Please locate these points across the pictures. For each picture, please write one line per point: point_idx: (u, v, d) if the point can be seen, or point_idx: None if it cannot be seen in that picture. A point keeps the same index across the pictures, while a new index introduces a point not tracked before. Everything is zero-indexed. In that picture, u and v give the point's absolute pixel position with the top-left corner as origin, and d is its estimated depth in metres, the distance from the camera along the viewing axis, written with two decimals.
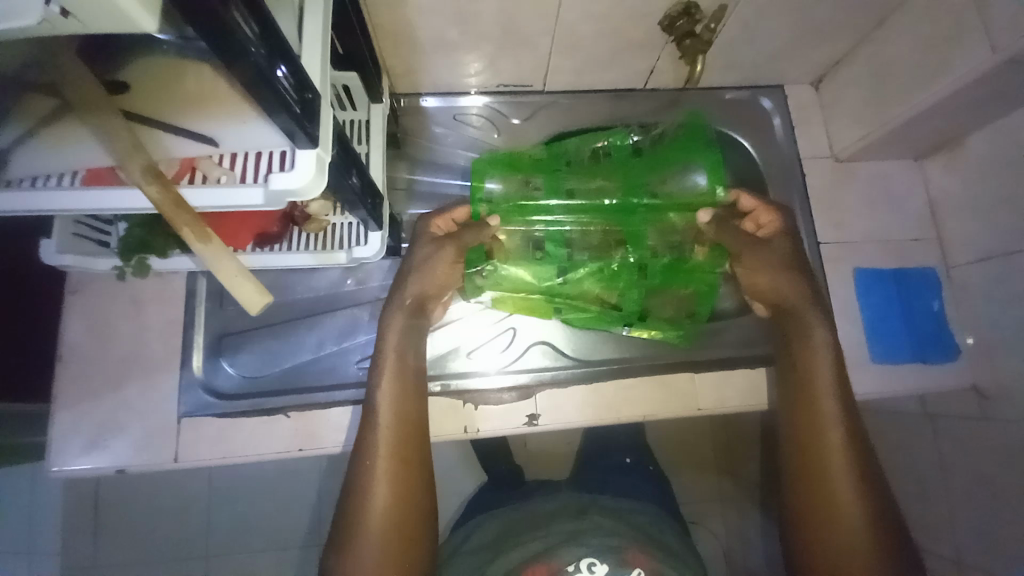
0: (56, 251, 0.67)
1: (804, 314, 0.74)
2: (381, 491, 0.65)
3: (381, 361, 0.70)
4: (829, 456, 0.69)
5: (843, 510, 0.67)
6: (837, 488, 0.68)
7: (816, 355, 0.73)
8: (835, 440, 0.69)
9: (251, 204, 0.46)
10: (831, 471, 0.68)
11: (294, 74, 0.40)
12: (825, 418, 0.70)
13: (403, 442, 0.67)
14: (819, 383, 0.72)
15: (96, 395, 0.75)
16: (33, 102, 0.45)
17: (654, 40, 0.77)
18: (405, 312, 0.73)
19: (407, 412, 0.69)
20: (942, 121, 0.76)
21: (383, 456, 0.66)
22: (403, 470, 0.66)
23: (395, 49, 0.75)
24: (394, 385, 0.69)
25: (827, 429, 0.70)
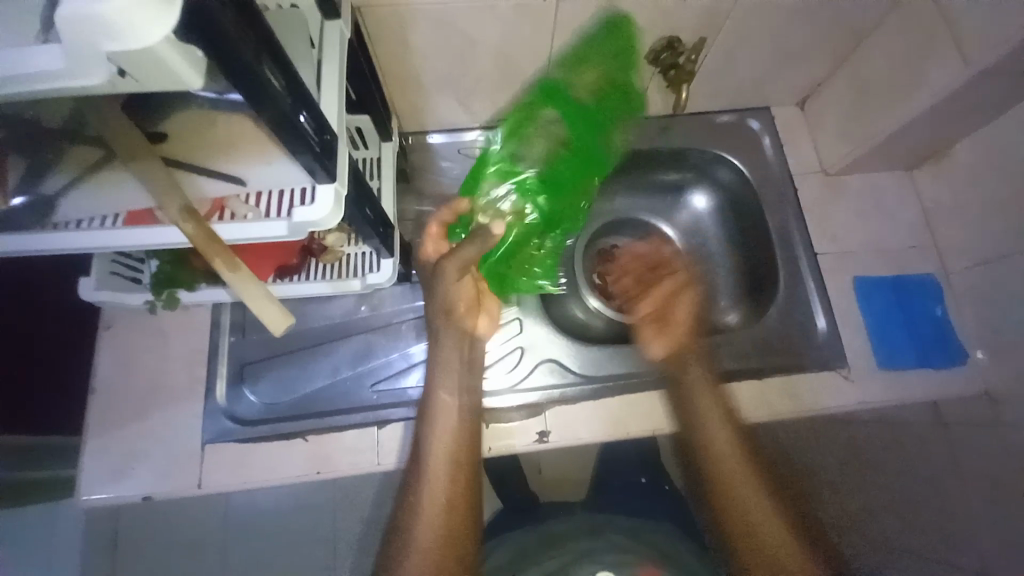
0: (93, 288, 0.72)
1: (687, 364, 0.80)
2: (426, 532, 0.66)
3: (434, 402, 0.73)
4: (735, 484, 0.72)
5: (785, 558, 0.66)
6: (752, 516, 0.69)
7: (712, 405, 0.76)
8: (754, 489, 0.71)
9: (276, 235, 0.50)
10: (763, 519, 0.69)
11: (314, 118, 0.45)
12: (740, 465, 0.73)
13: (455, 481, 0.69)
14: (721, 434, 0.75)
15: (126, 424, 0.78)
16: (79, 152, 0.50)
17: (642, 71, 0.83)
18: (454, 345, 0.75)
19: (458, 454, 0.71)
20: (924, 133, 0.79)
21: (435, 495, 0.68)
22: (450, 513, 0.68)
23: (403, 91, 0.82)
24: (448, 429, 0.71)
25: (745, 478, 0.72)
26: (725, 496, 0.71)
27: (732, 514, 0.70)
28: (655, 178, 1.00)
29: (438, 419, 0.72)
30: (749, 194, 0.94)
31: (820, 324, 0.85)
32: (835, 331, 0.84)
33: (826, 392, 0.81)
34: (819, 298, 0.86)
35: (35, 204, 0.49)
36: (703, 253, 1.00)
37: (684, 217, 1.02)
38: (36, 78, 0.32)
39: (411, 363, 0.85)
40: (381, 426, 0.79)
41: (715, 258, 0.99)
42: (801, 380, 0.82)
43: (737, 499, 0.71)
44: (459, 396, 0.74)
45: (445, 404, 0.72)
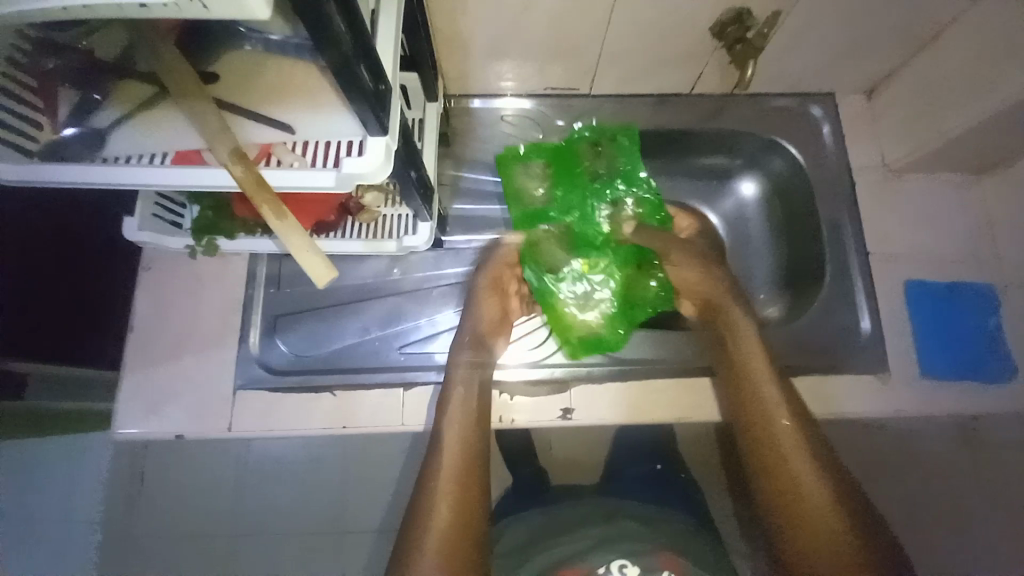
0: (135, 229, 0.72)
1: (730, 310, 0.83)
2: (439, 518, 0.66)
3: (448, 394, 0.75)
4: (777, 432, 0.72)
5: (807, 489, 0.68)
6: (793, 461, 0.70)
7: (752, 341, 0.79)
8: (785, 422, 0.73)
9: (324, 186, 0.49)
10: (794, 455, 0.71)
11: (372, 67, 0.43)
12: (775, 400, 0.74)
13: (466, 467, 0.70)
14: (757, 368, 0.76)
15: (161, 365, 0.80)
16: (131, 88, 0.50)
17: (702, 47, 0.78)
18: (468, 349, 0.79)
19: (470, 440, 0.72)
20: (1002, 133, 0.74)
21: (447, 480, 0.69)
22: (463, 500, 0.68)
23: (450, 51, 0.79)
24: (459, 418, 0.73)
25: (780, 412, 0.73)
26: (764, 439, 0.73)
27: (762, 445, 0.73)
28: (698, 161, 0.97)
29: (450, 410, 0.73)
30: (803, 185, 0.89)
31: (864, 326, 0.82)
32: (877, 336, 0.81)
33: (860, 395, 0.79)
34: (866, 300, 0.82)
35: (85, 136, 0.50)
36: (746, 243, 0.98)
37: (727, 205, 0.99)
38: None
39: (438, 329, 0.85)
40: (407, 389, 0.80)
41: (760, 251, 0.96)
42: (837, 382, 0.79)
43: (767, 434, 0.73)
44: (470, 388, 0.76)
45: (458, 396, 0.74)
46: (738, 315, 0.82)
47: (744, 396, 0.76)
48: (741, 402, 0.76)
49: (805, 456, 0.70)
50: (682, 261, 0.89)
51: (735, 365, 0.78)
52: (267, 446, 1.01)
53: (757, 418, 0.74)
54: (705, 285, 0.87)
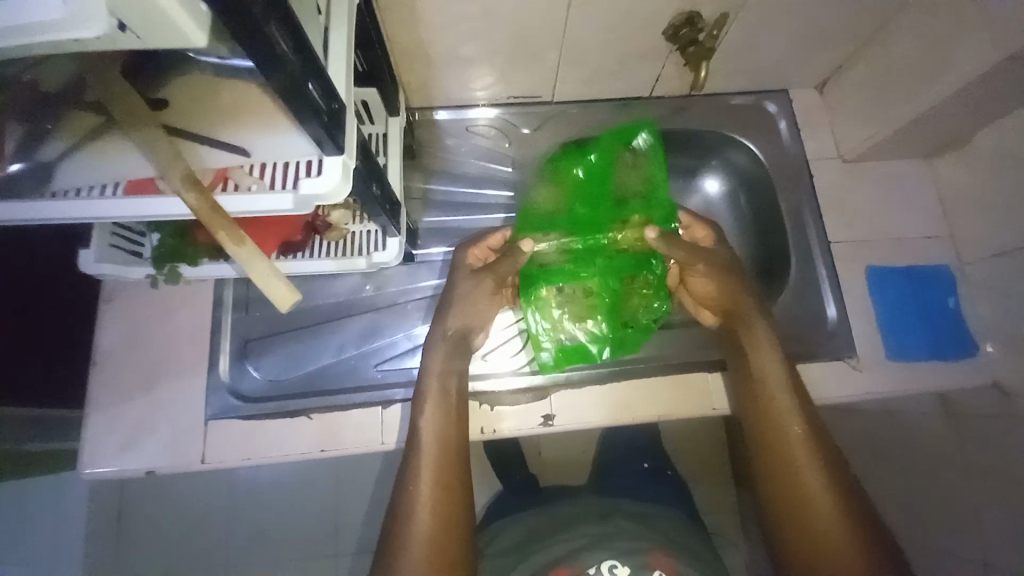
0: (94, 261, 0.70)
1: (749, 316, 0.75)
2: (421, 516, 0.65)
3: (423, 388, 0.72)
4: (795, 451, 0.68)
5: (816, 502, 0.65)
6: (806, 478, 0.67)
7: (769, 350, 0.73)
8: (800, 434, 0.69)
9: (282, 209, 0.49)
10: (805, 467, 0.67)
11: (322, 86, 0.43)
12: (790, 412, 0.70)
13: (447, 466, 0.68)
14: (773, 379, 0.72)
15: (128, 400, 0.77)
16: (79, 118, 0.48)
17: (658, 49, 0.80)
18: (447, 342, 0.76)
19: (448, 437, 0.70)
20: (945, 120, 0.77)
21: (427, 481, 0.67)
22: (444, 496, 0.66)
23: (411, 64, 0.79)
24: (436, 412, 0.71)
25: (795, 424, 0.69)
26: (775, 458, 0.69)
27: (776, 465, 0.69)
28: (667, 160, 0.98)
29: (425, 404, 0.71)
30: (764, 179, 0.92)
31: (830, 312, 0.84)
32: (843, 321, 0.83)
33: (832, 379, 0.81)
34: (830, 287, 0.85)
35: (33, 170, 0.48)
36: None
37: (695, 202, 1.00)
38: (23, 31, 0.30)
39: (415, 343, 0.84)
40: (385, 407, 0.78)
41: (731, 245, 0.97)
42: (811, 369, 0.81)
43: (780, 446, 0.69)
44: (447, 383, 0.73)
45: (433, 389, 0.72)
46: (756, 322, 0.75)
47: (759, 407, 0.72)
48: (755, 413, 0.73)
49: (818, 469, 0.67)
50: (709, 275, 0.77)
51: (750, 375, 0.74)
52: (254, 473, 1.01)
53: (770, 429, 0.71)
54: (721, 294, 0.77)
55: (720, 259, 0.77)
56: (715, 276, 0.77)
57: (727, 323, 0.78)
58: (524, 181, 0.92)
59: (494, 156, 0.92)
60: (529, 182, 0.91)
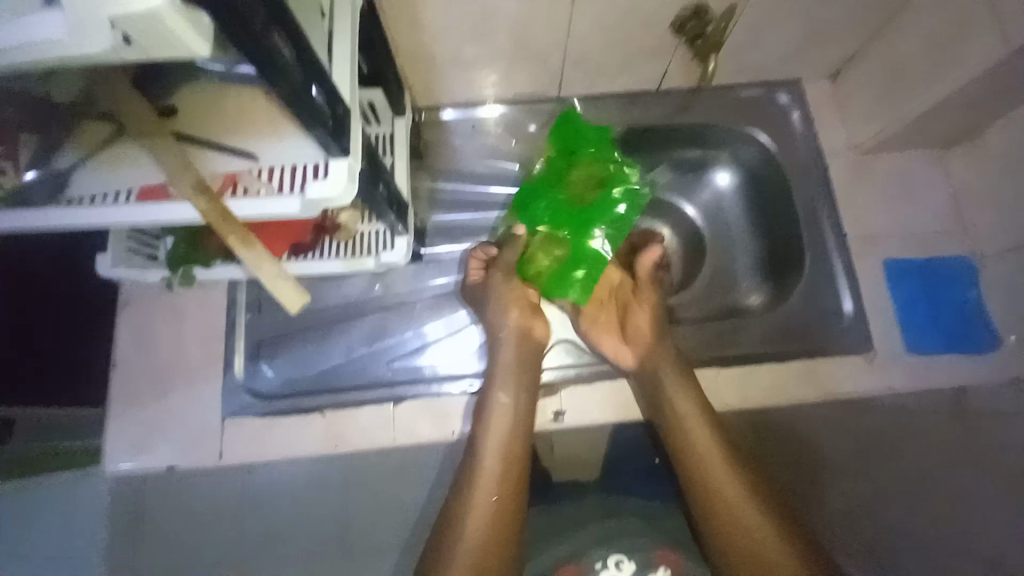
0: (110, 265, 0.72)
1: (660, 359, 0.79)
2: (474, 525, 0.69)
3: (489, 405, 0.75)
4: (715, 480, 0.71)
5: (750, 531, 0.68)
6: (733, 504, 0.69)
7: (681, 391, 0.76)
8: (723, 468, 0.71)
9: (288, 212, 0.49)
10: (735, 501, 0.70)
11: (325, 91, 0.44)
12: (712, 447, 0.73)
13: (503, 484, 0.72)
14: (689, 419, 0.74)
15: (146, 402, 0.80)
16: (93, 130, 0.50)
17: (665, 43, 0.78)
18: (512, 343, 0.79)
19: (511, 455, 0.73)
20: (964, 111, 0.75)
21: (484, 497, 0.71)
22: (499, 511, 0.71)
23: (415, 66, 0.79)
24: (502, 432, 0.73)
25: (717, 459, 0.72)
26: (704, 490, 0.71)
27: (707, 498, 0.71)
28: (675, 154, 0.96)
29: (491, 420, 0.74)
30: (776, 172, 0.90)
31: (845, 307, 0.83)
32: (856, 319, 0.82)
33: (846, 376, 0.79)
34: (846, 282, 0.83)
35: (48, 179, 0.49)
36: (726, 234, 0.98)
37: (706, 195, 0.99)
38: (41, 47, 0.31)
39: (425, 342, 0.85)
40: (397, 404, 0.79)
41: (737, 237, 0.97)
42: (824, 367, 0.80)
43: (707, 483, 0.71)
44: (514, 398, 0.75)
45: (497, 407, 0.74)
46: (665, 363, 0.78)
47: (681, 447, 0.74)
48: (678, 453, 0.74)
49: (748, 501, 0.69)
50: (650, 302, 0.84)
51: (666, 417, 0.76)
52: None
53: (696, 465, 0.73)
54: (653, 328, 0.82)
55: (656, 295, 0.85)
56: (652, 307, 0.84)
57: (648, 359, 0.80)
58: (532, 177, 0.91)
59: (502, 153, 0.91)
60: None
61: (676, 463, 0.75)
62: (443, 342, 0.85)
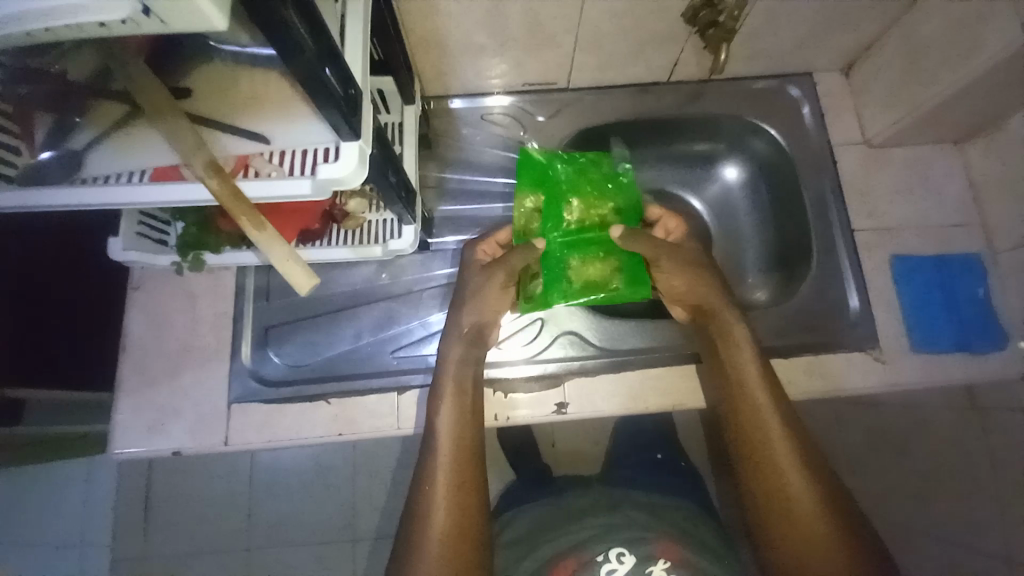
0: (122, 248, 0.73)
1: (723, 315, 0.74)
2: (437, 514, 0.64)
3: (440, 389, 0.72)
4: (772, 444, 0.66)
5: (796, 499, 0.63)
6: (784, 472, 0.65)
7: (745, 347, 0.72)
8: (779, 432, 0.67)
9: (300, 195, 0.49)
10: (783, 467, 0.65)
11: (339, 72, 0.44)
12: (771, 409, 0.68)
13: (464, 468, 0.67)
14: (752, 379, 0.70)
15: (155, 383, 0.80)
16: (104, 109, 0.50)
17: (676, 32, 0.78)
18: (464, 341, 0.75)
19: (463, 437, 0.69)
20: (977, 102, 0.74)
21: (442, 481, 0.66)
22: (460, 498, 0.66)
23: (426, 54, 0.80)
24: (451, 411, 0.70)
25: (774, 422, 0.67)
26: (751, 454, 0.67)
27: (754, 464, 0.67)
28: (684, 147, 0.97)
29: (441, 403, 0.71)
30: (785, 164, 0.90)
31: (853, 303, 0.82)
32: (866, 312, 0.81)
33: (852, 370, 0.79)
34: (854, 276, 0.83)
35: (62, 158, 0.49)
36: (732, 228, 0.98)
37: (713, 190, 0.99)
38: (41, 15, 0.31)
39: (431, 331, 0.85)
40: (401, 392, 0.80)
41: (744, 233, 0.97)
42: (830, 360, 0.80)
43: (761, 444, 0.67)
44: (463, 383, 0.72)
45: (449, 392, 0.71)
46: (731, 318, 0.74)
47: (737, 404, 0.70)
48: (733, 409, 0.70)
49: (801, 469, 0.65)
50: (672, 270, 0.76)
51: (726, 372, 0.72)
52: (274, 457, 1.04)
53: (752, 427, 0.68)
54: (693, 291, 0.76)
55: (685, 255, 0.78)
56: (685, 275, 0.76)
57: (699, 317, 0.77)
58: None
59: (509, 144, 0.91)
60: None
61: (730, 421, 0.71)
62: None
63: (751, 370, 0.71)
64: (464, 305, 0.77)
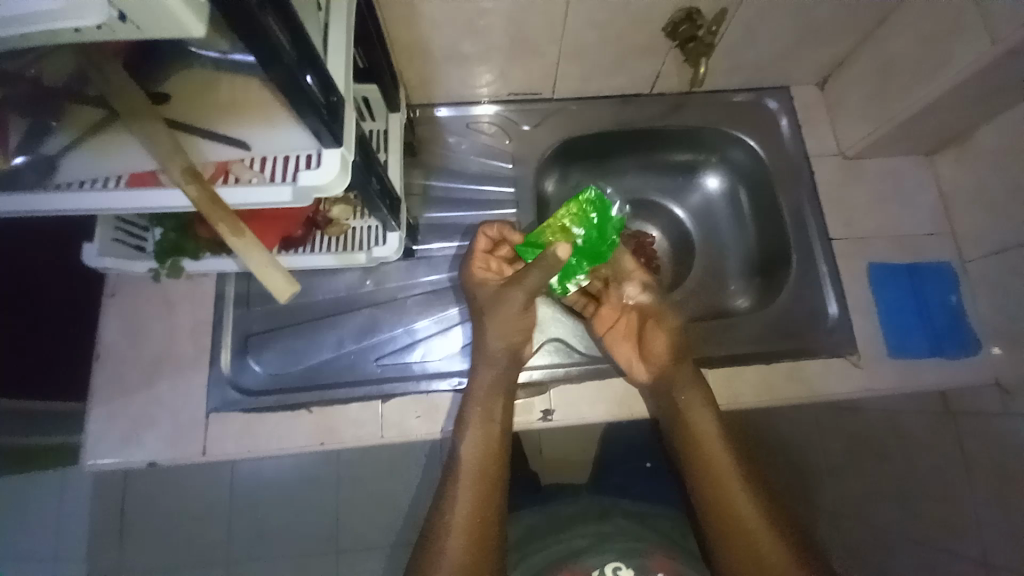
0: (96, 255, 0.71)
1: (679, 368, 0.75)
2: (452, 546, 0.63)
3: (467, 413, 0.72)
4: (726, 481, 0.68)
5: (759, 539, 0.64)
6: (742, 510, 0.66)
7: (699, 403, 0.73)
8: (737, 474, 0.68)
9: (280, 201, 0.49)
10: (743, 507, 0.66)
11: (320, 78, 0.44)
12: (728, 463, 0.69)
13: (485, 499, 0.67)
14: (706, 423, 0.72)
15: (130, 393, 0.78)
16: (80, 113, 0.49)
17: (658, 44, 0.80)
18: (496, 365, 0.74)
19: (489, 466, 0.69)
20: (944, 115, 0.77)
21: (464, 512, 0.65)
22: (479, 528, 0.65)
23: (411, 62, 0.80)
24: (479, 439, 0.70)
25: (732, 470, 0.69)
26: (715, 491, 0.68)
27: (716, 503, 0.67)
28: (665, 157, 0.99)
29: (469, 427, 0.71)
30: (764, 174, 0.92)
31: (831, 310, 0.84)
32: (844, 319, 0.83)
33: (830, 375, 0.81)
34: (831, 284, 0.85)
35: (36, 163, 0.48)
36: (715, 238, 0.99)
37: (696, 198, 1.01)
38: (9, 22, 0.31)
39: (415, 339, 0.84)
40: (385, 400, 0.79)
41: (725, 240, 0.99)
42: (809, 367, 0.81)
43: (723, 495, 0.67)
44: (491, 407, 0.72)
45: (474, 418, 0.71)
46: (682, 373, 0.75)
47: (693, 447, 0.71)
48: (687, 447, 0.72)
49: (764, 519, 0.66)
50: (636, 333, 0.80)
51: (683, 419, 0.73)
52: (255, 467, 1.02)
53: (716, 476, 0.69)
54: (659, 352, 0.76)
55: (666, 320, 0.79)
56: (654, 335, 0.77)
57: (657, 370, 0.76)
58: (524, 177, 0.91)
59: (494, 152, 0.92)
60: (530, 178, 0.91)
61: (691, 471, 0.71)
62: (433, 339, 0.84)
63: (705, 415, 0.72)
64: (488, 327, 0.74)
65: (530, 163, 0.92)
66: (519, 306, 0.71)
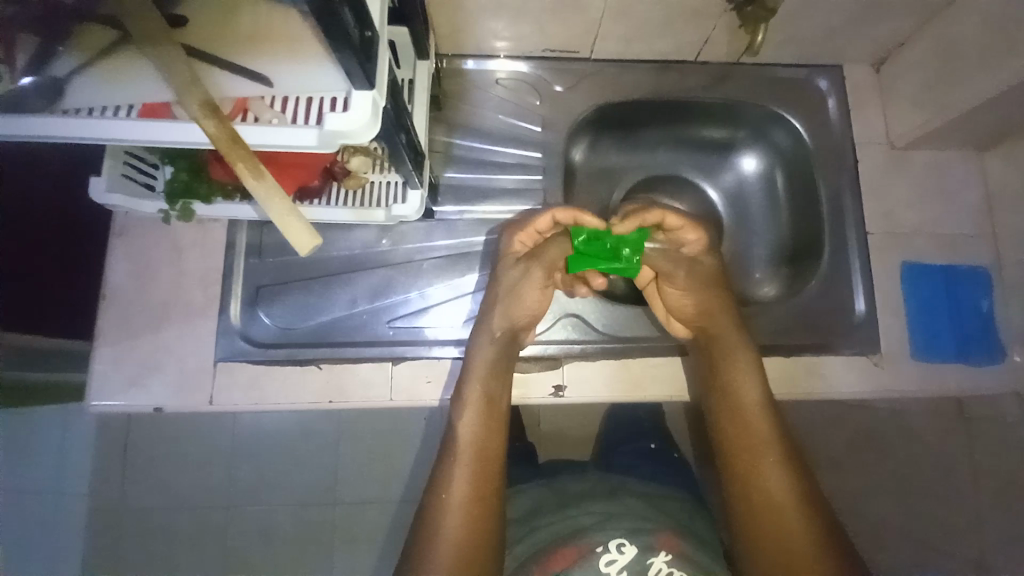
0: (104, 191, 0.68)
1: (727, 337, 0.72)
2: (451, 524, 0.62)
3: (466, 391, 0.69)
4: (762, 458, 0.66)
5: (789, 522, 0.62)
6: (774, 490, 0.64)
7: (748, 381, 0.70)
8: (774, 453, 0.66)
9: (305, 146, 0.45)
10: (776, 489, 0.64)
11: (356, 11, 0.39)
12: (770, 443, 0.67)
13: (482, 479, 0.65)
14: (750, 399, 0.69)
15: (137, 336, 0.76)
16: (90, 34, 0.45)
17: (710, 7, 0.74)
18: (496, 344, 0.71)
19: (486, 447, 0.67)
20: (1008, 109, 0.72)
21: (462, 492, 0.64)
22: (477, 507, 0.63)
23: (443, 6, 0.74)
24: (476, 418, 0.68)
25: (770, 449, 0.66)
26: (747, 472, 0.66)
27: (746, 482, 0.66)
28: (701, 132, 0.94)
29: (466, 406, 0.68)
30: (805, 158, 0.88)
31: (859, 306, 0.81)
32: (872, 316, 0.80)
33: (850, 373, 0.79)
34: (862, 280, 0.82)
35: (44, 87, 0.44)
36: (745, 222, 0.95)
37: (728, 179, 0.96)
38: None
39: (428, 303, 0.82)
40: (396, 363, 0.78)
41: (755, 226, 0.95)
42: (829, 362, 0.79)
43: (754, 475, 0.65)
44: (491, 385, 0.70)
45: (474, 398, 0.69)
46: (737, 344, 0.71)
47: (729, 422, 0.69)
48: (726, 420, 0.70)
49: (799, 505, 0.63)
50: (685, 285, 0.74)
51: (725, 394, 0.71)
52: (260, 418, 1.02)
53: (751, 456, 0.66)
54: (698, 309, 0.74)
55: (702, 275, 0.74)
56: (698, 294, 0.73)
57: (700, 334, 0.74)
58: (553, 142, 0.87)
59: (523, 113, 0.87)
60: (558, 145, 0.87)
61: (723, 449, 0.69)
62: (447, 305, 0.82)
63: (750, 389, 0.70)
64: (497, 305, 0.73)
65: (560, 128, 0.87)
66: (536, 285, 0.73)
